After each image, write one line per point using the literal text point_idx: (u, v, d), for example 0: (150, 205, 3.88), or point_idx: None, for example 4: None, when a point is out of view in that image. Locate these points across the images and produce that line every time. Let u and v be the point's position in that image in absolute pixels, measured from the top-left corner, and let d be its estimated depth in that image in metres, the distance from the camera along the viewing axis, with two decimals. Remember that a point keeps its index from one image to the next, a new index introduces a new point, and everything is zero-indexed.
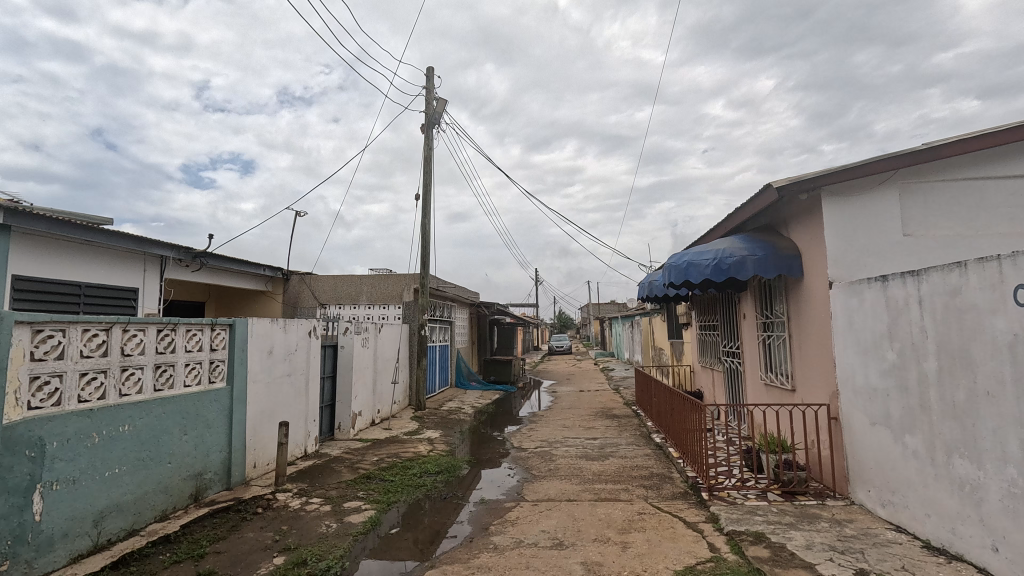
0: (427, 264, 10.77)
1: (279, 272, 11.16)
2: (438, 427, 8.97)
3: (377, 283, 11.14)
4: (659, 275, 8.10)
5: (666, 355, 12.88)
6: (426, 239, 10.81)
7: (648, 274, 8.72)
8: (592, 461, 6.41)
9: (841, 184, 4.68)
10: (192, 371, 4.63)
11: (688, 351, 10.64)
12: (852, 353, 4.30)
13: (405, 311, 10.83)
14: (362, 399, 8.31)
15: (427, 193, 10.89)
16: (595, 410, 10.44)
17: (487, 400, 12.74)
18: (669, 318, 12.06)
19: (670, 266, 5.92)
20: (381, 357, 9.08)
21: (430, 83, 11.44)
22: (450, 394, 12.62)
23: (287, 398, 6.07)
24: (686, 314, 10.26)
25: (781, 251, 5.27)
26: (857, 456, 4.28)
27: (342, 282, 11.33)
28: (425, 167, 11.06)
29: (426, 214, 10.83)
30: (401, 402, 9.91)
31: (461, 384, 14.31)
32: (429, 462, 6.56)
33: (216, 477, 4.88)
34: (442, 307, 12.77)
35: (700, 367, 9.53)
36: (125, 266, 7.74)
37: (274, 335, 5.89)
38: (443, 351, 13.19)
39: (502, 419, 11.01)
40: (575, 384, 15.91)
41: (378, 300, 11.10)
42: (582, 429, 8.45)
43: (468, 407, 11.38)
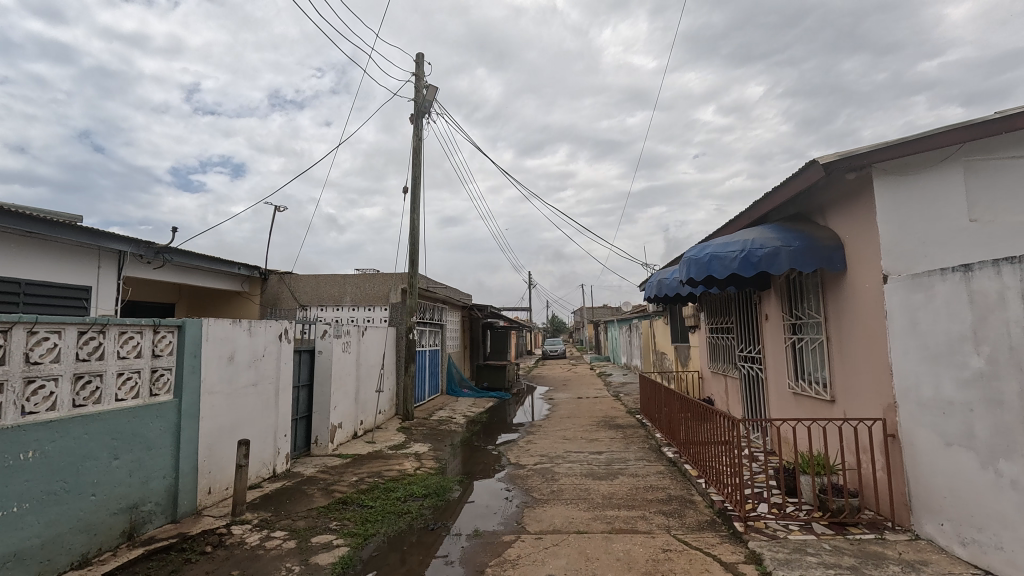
0: (416, 263, 10.03)
1: (255, 271, 10.36)
2: (427, 439, 8.19)
3: (362, 283, 10.38)
4: (670, 273, 7.42)
5: (670, 360, 12.20)
6: (415, 236, 10.08)
7: (656, 272, 8.03)
8: (601, 482, 5.68)
9: (896, 161, 4.00)
10: (126, 382, 3.85)
11: (696, 356, 9.95)
12: (916, 359, 3.62)
13: (392, 313, 10.13)
14: (343, 410, 7.52)
15: (416, 187, 10.17)
16: (596, 419, 9.71)
17: (480, 409, 11.97)
18: (674, 321, 11.38)
19: (689, 261, 5.24)
20: (365, 363, 8.30)
21: (420, 70, 10.72)
22: (440, 402, 11.84)
23: (251, 412, 5.29)
24: (694, 317, 9.58)
25: (820, 242, 4.59)
26: (923, 482, 3.59)
27: (324, 282, 10.53)
28: (415, 159, 10.34)
29: (415, 209, 10.10)
30: (386, 412, 9.13)
31: (453, 391, 13.53)
32: (416, 483, 5.78)
33: (158, 508, 4.09)
34: (432, 309, 12.00)
35: (710, 374, 8.84)
36: (77, 262, 6.95)
37: (237, 338, 5.11)
38: (433, 356, 12.42)
39: (496, 429, 10.24)
40: (572, 390, 15.18)
41: (363, 302, 10.32)
42: (586, 442, 7.73)
43: (459, 416, 10.61)
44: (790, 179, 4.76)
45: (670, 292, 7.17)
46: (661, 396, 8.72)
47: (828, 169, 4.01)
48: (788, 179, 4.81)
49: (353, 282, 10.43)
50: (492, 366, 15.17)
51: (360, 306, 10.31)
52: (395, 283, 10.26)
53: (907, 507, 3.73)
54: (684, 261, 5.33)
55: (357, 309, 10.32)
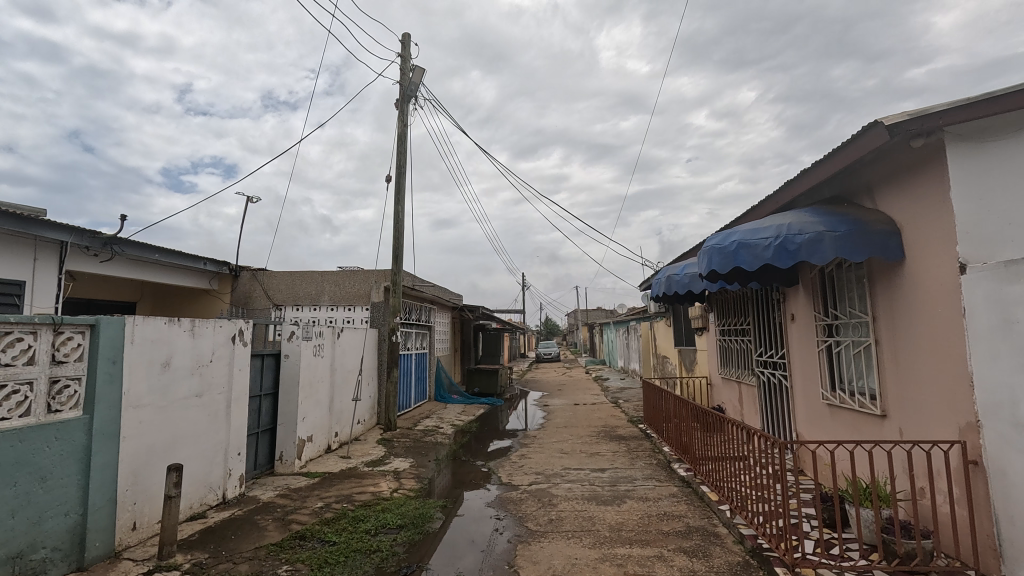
0: (400, 258, 9.23)
1: (224, 266, 9.51)
2: (409, 453, 7.37)
3: (341, 281, 9.54)
4: (680, 268, 6.67)
5: (673, 364, 11.44)
6: (399, 229, 9.29)
7: (663, 267, 7.28)
8: (607, 508, 4.90)
9: (974, 124, 3.25)
10: (11, 397, 3.03)
11: (703, 360, 9.20)
12: (1012, 368, 2.87)
13: (374, 313, 9.31)
14: (313, 422, 6.70)
15: (401, 176, 9.39)
16: (596, 429, 8.93)
17: (470, 416, 11.16)
18: (678, 322, 10.64)
19: (712, 250, 4.47)
20: (340, 368, 7.48)
21: (406, 51, 9.97)
22: (427, 409, 11.00)
23: (192, 428, 4.46)
24: (702, 319, 8.85)
25: (872, 226, 3.84)
26: (1020, 523, 2.83)
27: (300, 280, 9.70)
28: (400, 146, 9.55)
29: (400, 199, 9.33)
30: (366, 422, 8.32)
31: (441, 397, 12.68)
32: (391, 509, 4.95)
33: (57, 555, 3.25)
34: (418, 309, 11.19)
35: (721, 380, 8.09)
36: (9, 254, 6.05)
37: (175, 341, 4.29)
38: (420, 360, 11.61)
39: (487, 439, 9.43)
40: (568, 396, 14.39)
41: (342, 301, 9.51)
42: (586, 457, 6.95)
43: (447, 426, 9.79)
44: (835, 152, 4.02)
45: (681, 289, 6.41)
46: (667, 405, 7.95)
47: (893, 131, 3.26)
48: (832, 153, 4.07)
49: (331, 279, 9.59)
50: (483, 370, 14.35)
51: (339, 305, 9.48)
52: (377, 280, 9.44)
53: (997, 553, 2.97)
54: (705, 251, 4.58)
55: (336, 309, 9.49)
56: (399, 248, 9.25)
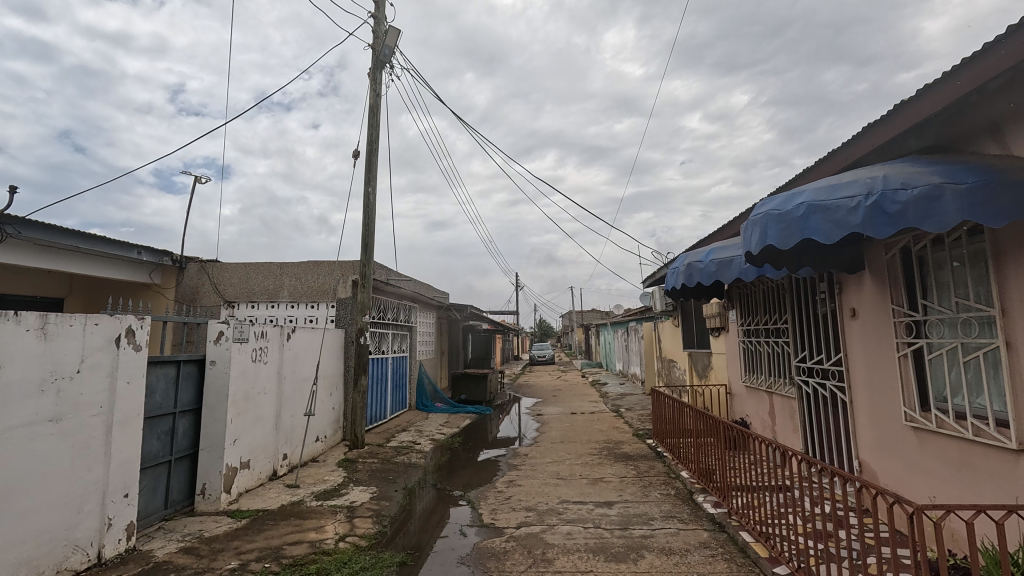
0: (371, 248, 8.00)
1: (166, 257, 8.23)
2: (374, 479, 6.10)
3: (302, 274, 8.28)
4: (704, 253, 5.43)
5: (682, 369, 10.24)
6: (371, 213, 8.07)
7: (681, 254, 6.04)
8: (620, 567, 3.66)
9: None
10: None
11: (720, 365, 7.99)
12: None
13: (340, 311, 8.05)
14: (252, 442, 5.42)
15: (373, 154, 8.20)
16: (598, 446, 7.68)
17: (453, 428, 9.90)
18: (689, 321, 9.43)
19: (767, 218, 3.24)
20: (290, 376, 6.19)
21: (378, 10, 8.73)
22: (404, 420, 9.73)
23: (42, 468, 3.18)
24: (721, 319, 7.66)
25: (1015, 176, 2.62)
26: None
27: (255, 272, 8.42)
28: (372, 119, 8.35)
29: (371, 180, 8.12)
30: (325, 439, 7.03)
31: (423, 406, 11.40)
32: (330, 569, 3.67)
33: None
34: (395, 307, 9.94)
35: (745, 390, 6.90)
36: None
37: (10, 346, 3.01)
38: (398, 364, 10.34)
39: (472, 457, 8.16)
40: (564, 403, 13.17)
41: (304, 297, 8.25)
42: (588, 485, 5.71)
43: (425, 441, 8.52)
44: (955, 74, 2.80)
45: (706, 279, 5.20)
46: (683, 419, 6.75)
47: None
48: (947, 76, 2.85)
49: (291, 273, 8.32)
50: (471, 376, 13.07)
51: (300, 303, 8.21)
52: (345, 273, 8.19)
53: None
54: (755, 222, 3.36)
55: (296, 307, 8.22)
56: (369, 235, 8.02)
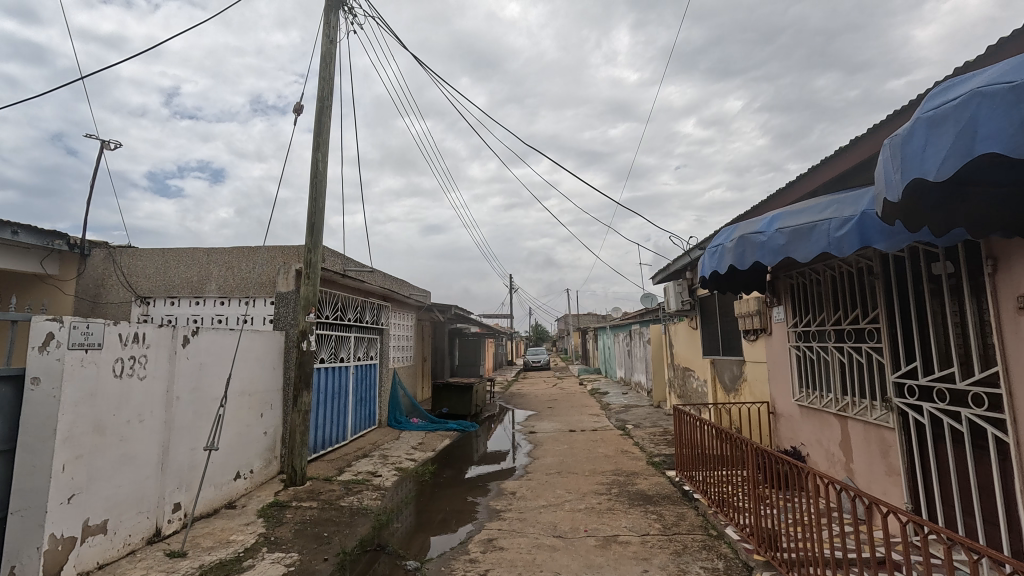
0: (320, 228, 6.36)
1: (60, 241, 6.54)
2: (300, 537, 4.41)
3: (235, 264, 6.63)
4: (761, 222, 3.82)
5: (701, 380, 8.59)
6: (320, 186, 6.45)
7: (722, 228, 4.41)
8: None
9: None
10: None
11: (757, 376, 6.38)
12: None
13: (279, 308, 6.39)
14: (113, 493, 3.74)
15: (325, 112, 6.59)
16: (604, 482, 6.04)
17: (427, 451, 8.24)
18: (715, 323, 7.82)
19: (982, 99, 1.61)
20: (187, 395, 4.51)
21: None
22: (367, 442, 8.11)
23: None
24: (761, 319, 6.04)
25: None
26: None
27: (176, 261, 6.73)
28: (324, 71, 6.74)
29: (321, 145, 6.51)
30: (243, 475, 5.35)
31: (395, 423, 9.75)
32: None
33: None
34: (358, 306, 8.30)
35: (799, 411, 5.27)
36: None
37: None
38: (363, 374, 8.70)
39: (445, 490, 6.50)
40: (560, 417, 11.50)
41: (236, 291, 6.58)
42: (597, 550, 4.07)
43: (388, 471, 6.81)
44: None
45: (769, 258, 3.57)
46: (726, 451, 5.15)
47: None
48: None
49: (221, 261, 6.65)
50: (454, 387, 11.38)
51: (231, 298, 6.54)
52: (287, 262, 6.52)
53: None
54: (940, 120, 1.73)
55: (225, 304, 6.51)
56: (317, 212, 6.38)
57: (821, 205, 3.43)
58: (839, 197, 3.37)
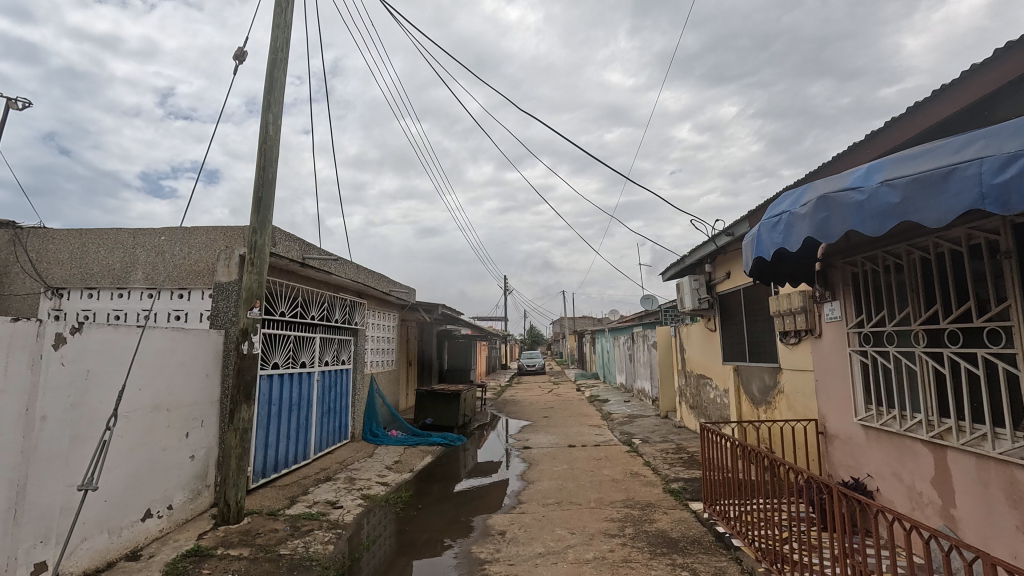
0: (268, 205, 5.20)
1: None
2: None
3: (165, 248, 5.46)
4: (849, 177, 2.72)
5: (721, 389, 7.46)
6: (270, 154, 5.32)
7: (782, 195, 3.30)
8: None
9: None
10: None
11: (799, 388, 5.27)
12: None
13: (218, 302, 5.22)
14: None
15: (278, 66, 5.48)
16: (615, 518, 4.89)
17: (404, 470, 7.07)
18: (741, 324, 6.72)
19: None
20: (60, 411, 3.33)
21: None
22: (333, 460, 6.96)
23: None
24: (806, 317, 4.94)
25: None
26: None
27: (94, 244, 5.56)
28: (278, 16, 5.61)
29: (272, 105, 5.39)
30: (152, 513, 4.16)
31: (370, 436, 8.58)
32: None
33: None
34: (324, 302, 7.17)
35: (864, 435, 4.16)
36: None
37: None
38: (332, 380, 7.53)
39: (420, 519, 5.36)
40: (558, 428, 10.33)
41: (166, 281, 5.42)
42: None
43: (351, 498, 5.64)
44: None
45: (874, 223, 2.45)
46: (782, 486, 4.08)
47: None
48: None
49: (149, 244, 5.48)
50: (439, 395, 10.19)
51: (161, 289, 5.35)
52: (229, 246, 5.36)
53: None
54: None
55: (154, 296, 5.35)
56: (265, 184, 5.23)
57: (956, 143, 2.32)
58: (989, 128, 2.25)
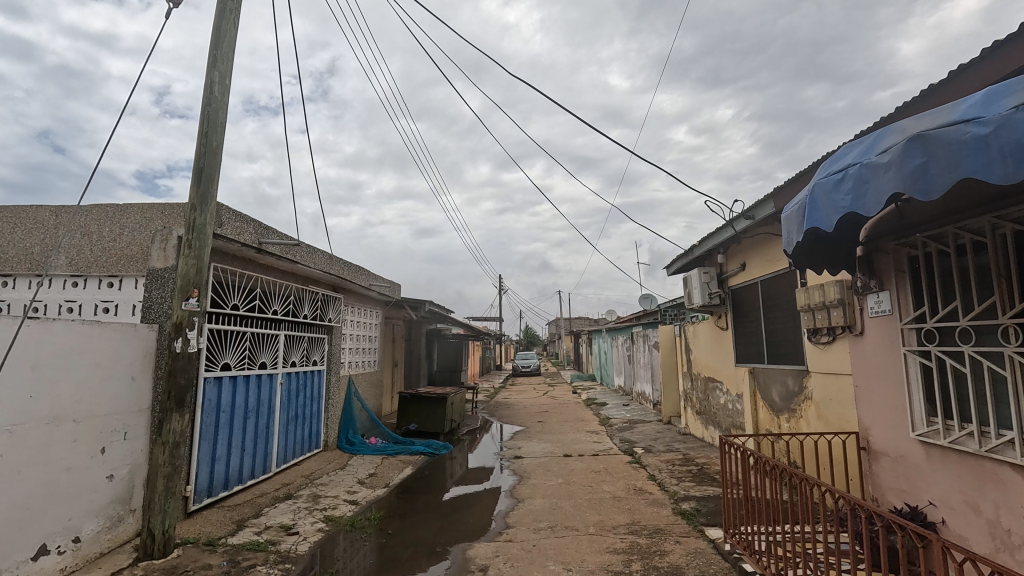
0: (212, 177, 4.40)
1: None
2: None
3: (93, 228, 4.68)
4: (959, 107, 1.95)
5: (734, 394, 6.71)
6: (216, 119, 4.52)
7: (846, 148, 2.53)
8: None
9: None
10: None
11: (832, 395, 4.53)
12: None
13: (151, 292, 4.42)
14: None
15: (228, 17, 4.68)
16: (619, 548, 4.13)
17: (379, 483, 6.29)
18: (759, 320, 5.97)
19: None
20: None
21: None
22: (298, 474, 6.16)
23: None
24: (842, 311, 4.20)
25: None
26: None
27: (12, 224, 4.77)
28: None
29: (220, 61, 4.59)
30: (49, 550, 3.36)
31: (345, 444, 7.80)
32: None
33: None
34: (289, 294, 6.39)
35: (925, 454, 3.40)
36: None
37: None
38: (300, 383, 6.75)
39: (389, 543, 4.59)
40: (553, 435, 9.56)
41: (93, 267, 4.61)
42: None
43: (311, 521, 4.86)
44: None
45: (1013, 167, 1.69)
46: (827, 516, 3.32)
47: None
48: None
49: (75, 225, 4.69)
50: (424, 399, 9.40)
51: (87, 277, 4.57)
52: (167, 226, 4.57)
53: None
54: None
55: (79, 285, 4.56)
56: (209, 153, 4.41)
57: None
58: None
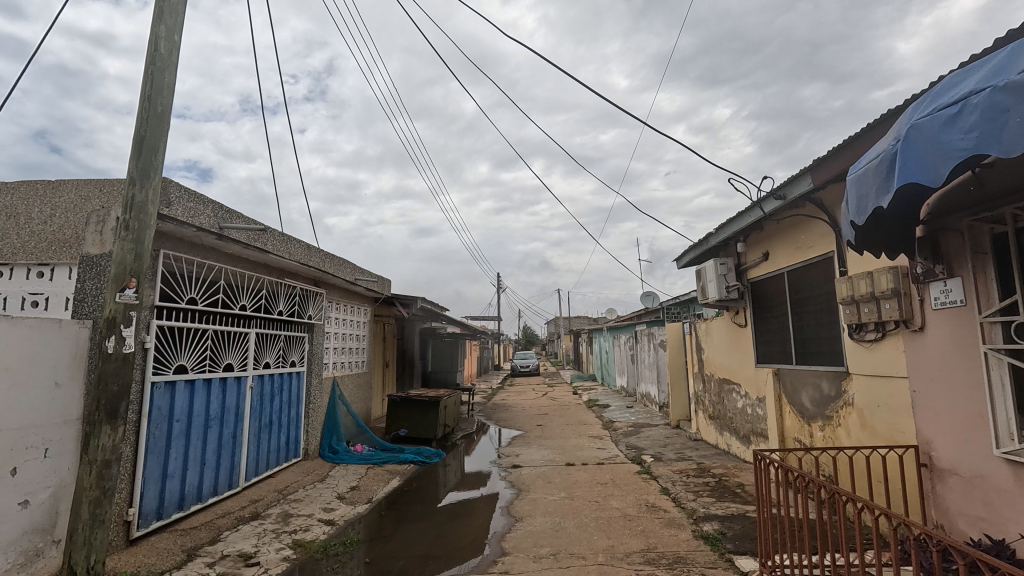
0: (156, 148, 3.72)
1: None
2: None
3: (20, 210, 4.04)
4: None
5: (755, 397, 6.07)
6: (163, 80, 3.83)
7: (965, 77, 1.87)
8: None
9: None
10: None
11: (880, 401, 3.90)
12: None
13: (84, 282, 3.78)
14: None
15: None
16: None
17: (361, 497, 5.65)
18: (785, 316, 5.35)
19: None
20: None
21: None
22: (268, 489, 5.50)
23: None
24: (895, 303, 3.55)
25: None
26: None
27: None
28: None
29: (166, 11, 3.91)
30: None
31: (327, 453, 7.14)
32: None
33: None
34: (260, 289, 5.75)
35: (1014, 476, 2.77)
36: None
37: None
38: (275, 387, 6.11)
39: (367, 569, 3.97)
40: (554, 441, 8.90)
41: (17, 254, 3.96)
42: None
43: (275, 547, 4.20)
44: None
45: None
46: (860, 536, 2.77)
47: None
48: None
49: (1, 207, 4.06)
50: (415, 402, 8.76)
51: (12, 265, 3.92)
52: (106, 206, 3.91)
53: None
54: None
55: (3, 275, 3.92)
56: (152, 120, 3.74)
57: None
58: None
